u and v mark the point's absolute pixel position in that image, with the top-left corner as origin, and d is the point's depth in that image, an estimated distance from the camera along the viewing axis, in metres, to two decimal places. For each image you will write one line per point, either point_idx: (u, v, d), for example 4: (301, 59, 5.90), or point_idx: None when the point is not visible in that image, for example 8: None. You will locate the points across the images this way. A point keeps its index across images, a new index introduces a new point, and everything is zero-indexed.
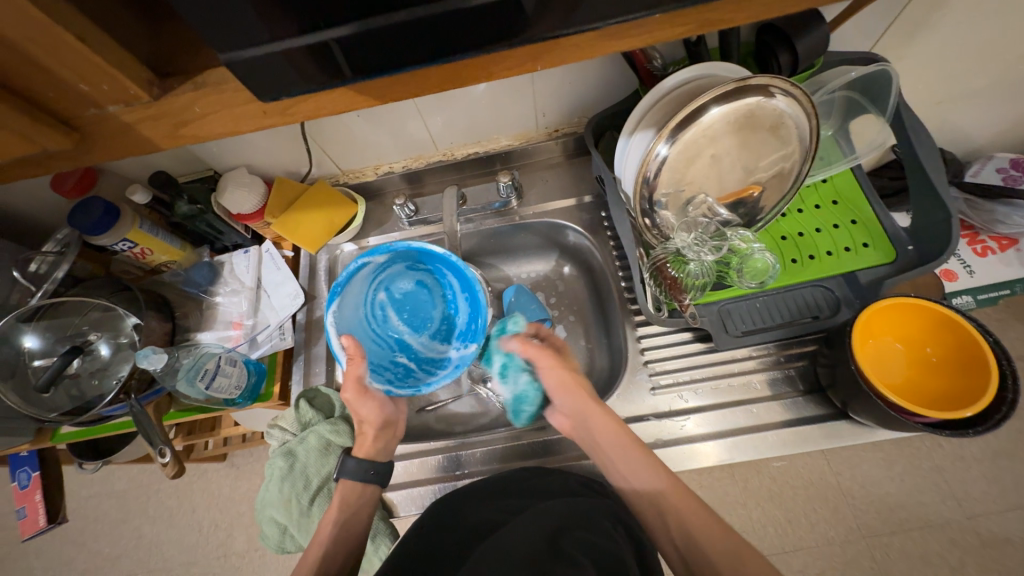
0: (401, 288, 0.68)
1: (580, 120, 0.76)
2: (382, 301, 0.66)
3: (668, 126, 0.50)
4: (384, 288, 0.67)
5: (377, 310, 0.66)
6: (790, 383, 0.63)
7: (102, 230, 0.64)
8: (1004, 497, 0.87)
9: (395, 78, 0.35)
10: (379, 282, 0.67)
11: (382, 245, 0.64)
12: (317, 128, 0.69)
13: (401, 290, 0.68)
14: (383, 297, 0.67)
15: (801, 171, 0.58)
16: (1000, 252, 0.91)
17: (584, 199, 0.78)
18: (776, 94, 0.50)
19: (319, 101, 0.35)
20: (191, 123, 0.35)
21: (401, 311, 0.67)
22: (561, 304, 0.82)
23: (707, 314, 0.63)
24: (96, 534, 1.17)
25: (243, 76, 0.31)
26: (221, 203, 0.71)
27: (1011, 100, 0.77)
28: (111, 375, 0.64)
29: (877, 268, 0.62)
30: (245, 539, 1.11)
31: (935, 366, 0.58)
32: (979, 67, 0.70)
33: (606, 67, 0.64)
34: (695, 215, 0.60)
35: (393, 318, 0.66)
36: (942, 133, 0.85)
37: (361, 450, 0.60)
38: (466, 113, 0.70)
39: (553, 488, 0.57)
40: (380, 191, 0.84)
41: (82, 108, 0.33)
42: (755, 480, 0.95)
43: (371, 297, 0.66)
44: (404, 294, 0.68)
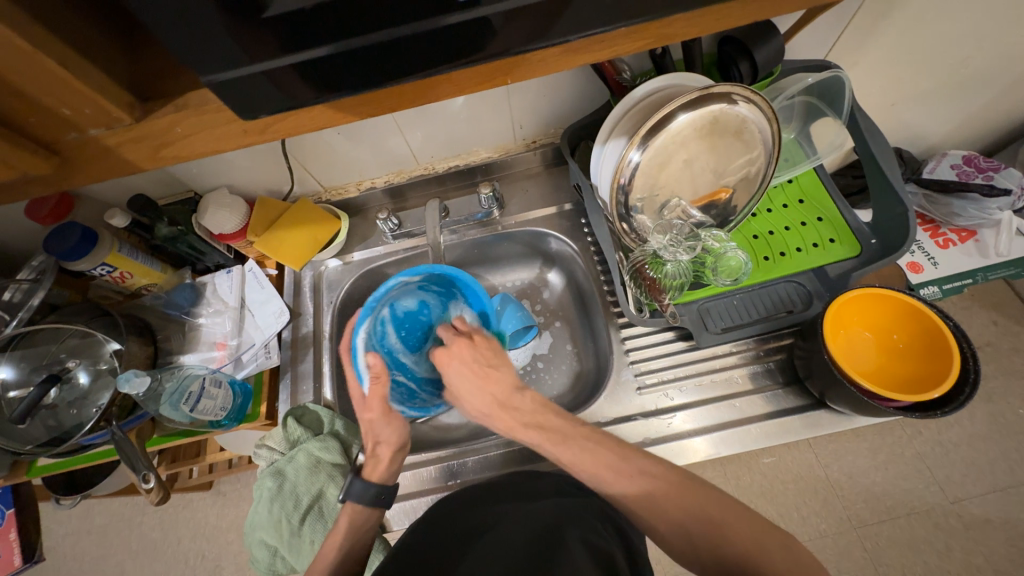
0: (405, 305, 0.68)
1: (557, 131, 0.78)
2: (385, 319, 0.66)
3: (639, 133, 0.52)
4: (389, 305, 0.67)
5: (383, 328, 0.65)
6: (770, 376, 0.65)
7: (80, 255, 0.63)
8: (983, 479, 0.91)
9: (374, 95, 0.36)
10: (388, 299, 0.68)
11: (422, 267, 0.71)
12: (298, 146, 0.69)
13: (404, 307, 0.68)
14: (387, 314, 0.67)
15: (766, 173, 0.61)
16: (960, 243, 0.95)
17: (563, 207, 0.80)
18: (738, 101, 0.52)
19: (301, 117, 0.36)
20: (172, 144, 0.36)
21: (401, 329, 0.67)
22: (547, 311, 0.84)
23: (687, 313, 0.65)
24: (76, 573, 1.12)
25: (225, 96, 0.32)
26: (202, 224, 0.71)
27: (957, 100, 0.83)
28: (91, 403, 0.62)
29: (843, 262, 0.65)
30: (234, 568, 1.08)
31: (903, 352, 0.61)
32: (924, 71, 0.74)
33: (578, 80, 0.67)
34: (670, 218, 0.62)
35: (392, 336, 0.66)
36: (898, 133, 0.90)
37: (373, 475, 0.59)
38: (444, 127, 0.72)
39: (545, 491, 0.58)
40: (363, 207, 0.85)
41: (64, 131, 0.34)
42: (746, 476, 0.96)
43: (380, 316, 0.66)
44: (406, 312, 0.67)
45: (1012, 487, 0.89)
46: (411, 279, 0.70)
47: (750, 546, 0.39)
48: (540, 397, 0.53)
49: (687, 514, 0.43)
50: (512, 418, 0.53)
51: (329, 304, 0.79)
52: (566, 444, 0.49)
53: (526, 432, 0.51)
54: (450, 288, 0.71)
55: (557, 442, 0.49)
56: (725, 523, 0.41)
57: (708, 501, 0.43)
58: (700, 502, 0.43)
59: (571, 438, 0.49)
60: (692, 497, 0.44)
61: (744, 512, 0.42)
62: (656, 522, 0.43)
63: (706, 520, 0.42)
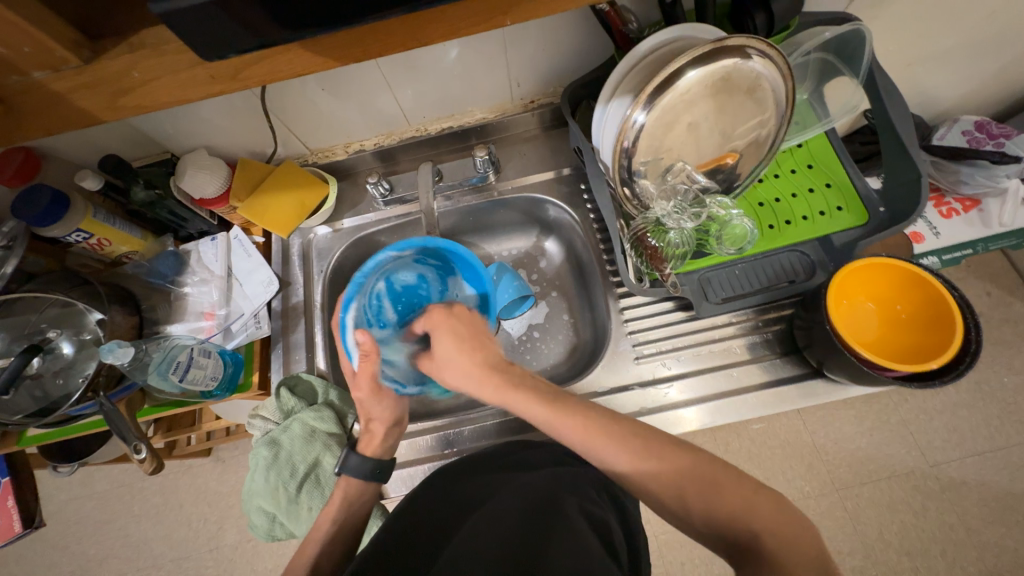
0: (403, 280, 0.66)
1: (556, 90, 0.74)
2: (380, 293, 0.65)
3: (645, 91, 0.49)
4: (385, 278, 0.65)
5: (378, 301, 0.64)
6: (768, 347, 0.65)
7: (53, 220, 0.60)
8: (964, 444, 0.93)
9: (354, 38, 0.32)
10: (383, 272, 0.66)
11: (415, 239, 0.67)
12: (279, 104, 0.65)
13: (402, 281, 0.66)
14: (382, 288, 0.65)
15: (776, 136, 0.58)
16: (964, 213, 0.93)
17: (562, 172, 0.77)
18: (753, 55, 0.49)
19: (275, 61, 0.33)
20: (132, 92, 0.33)
21: (397, 303, 0.65)
22: (543, 280, 0.82)
23: (688, 283, 0.64)
24: (80, 536, 1.14)
25: (186, 34, 0.28)
26: (180, 188, 0.67)
27: (976, 61, 0.79)
28: (77, 373, 0.61)
29: (849, 231, 0.63)
30: (237, 531, 1.10)
31: (905, 323, 0.61)
32: (948, 26, 0.70)
33: (580, 31, 0.62)
34: (674, 183, 0.60)
35: (388, 310, 0.64)
36: (912, 96, 0.86)
37: (368, 449, 0.60)
38: (436, 84, 0.67)
39: (539, 461, 0.58)
40: (352, 171, 0.80)
41: (4, 74, 0.30)
42: (735, 442, 0.98)
43: (374, 288, 0.64)
44: (404, 286, 0.66)
45: (989, 452, 0.92)
46: (405, 252, 0.67)
47: (740, 507, 0.39)
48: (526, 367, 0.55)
49: (674, 476, 0.42)
50: (495, 383, 0.52)
51: (319, 274, 0.76)
52: (553, 403, 0.49)
53: (511, 392, 0.51)
54: (449, 263, 0.69)
55: (548, 405, 0.49)
56: (716, 482, 0.41)
57: (700, 464, 0.43)
58: (690, 462, 0.43)
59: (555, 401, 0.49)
60: (677, 457, 0.44)
61: (737, 476, 0.42)
62: (647, 484, 0.43)
63: (697, 478, 0.42)
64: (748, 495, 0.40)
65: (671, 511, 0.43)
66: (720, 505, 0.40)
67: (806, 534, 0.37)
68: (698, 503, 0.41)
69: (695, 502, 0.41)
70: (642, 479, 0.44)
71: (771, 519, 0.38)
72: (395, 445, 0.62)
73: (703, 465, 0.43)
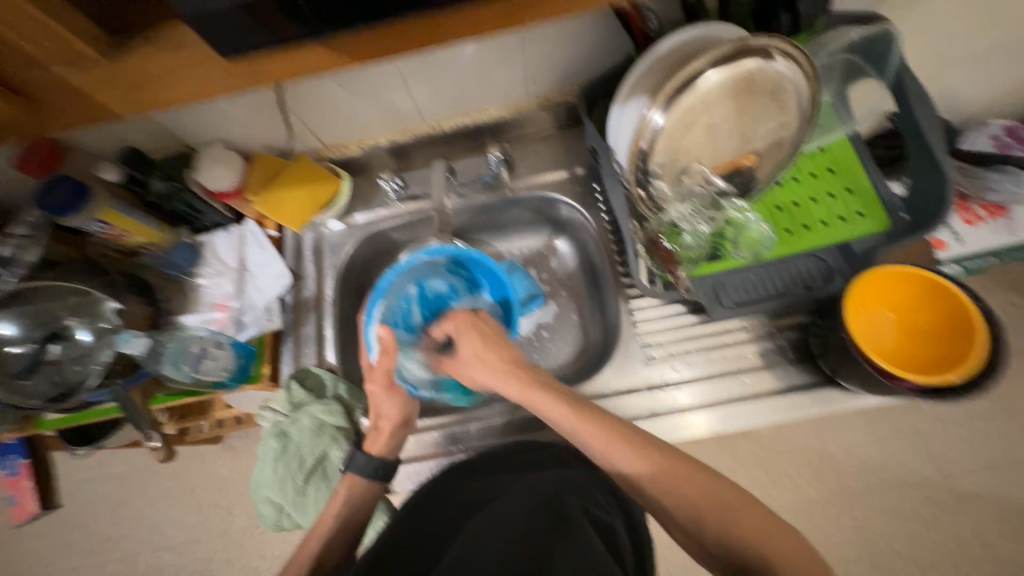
0: (433, 288, 0.72)
1: (572, 88, 0.73)
2: (410, 296, 0.70)
3: (663, 91, 0.48)
4: (417, 283, 0.70)
5: (406, 303, 0.69)
6: (782, 354, 0.63)
7: (74, 211, 0.61)
8: (980, 457, 0.91)
9: (374, 37, 0.32)
10: (415, 276, 0.71)
11: (447, 247, 0.69)
12: (297, 99, 0.65)
13: (434, 288, 0.72)
14: (412, 290, 0.70)
15: (798, 138, 0.57)
16: (991, 221, 0.89)
17: (576, 171, 0.76)
18: (775, 56, 0.47)
19: (294, 60, 0.33)
20: (152, 86, 0.33)
21: (423, 308, 0.72)
22: (554, 280, 0.82)
23: (701, 287, 0.62)
24: (95, 516, 1.17)
25: (207, 30, 0.29)
26: (197, 180, 0.68)
27: (1009, 63, 0.76)
28: (93, 361, 0.62)
29: (870, 237, 0.61)
30: (245, 517, 1.12)
31: (925, 333, 0.59)
32: (980, 27, 0.68)
33: (597, 27, 0.61)
34: (690, 185, 0.59)
35: (414, 313, 0.70)
36: (941, 99, 0.83)
37: (374, 447, 0.60)
38: (451, 81, 0.67)
39: (546, 463, 0.58)
40: (366, 166, 0.81)
41: (28, 69, 0.31)
42: (744, 447, 0.97)
43: (405, 291, 0.69)
44: (434, 294, 0.72)
45: (1007, 466, 0.89)
46: (438, 261, 0.71)
47: (757, 529, 0.39)
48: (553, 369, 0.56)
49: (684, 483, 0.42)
50: (519, 384, 0.54)
51: (331, 268, 0.76)
52: (575, 408, 0.49)
53: (537, 393, 0.52)
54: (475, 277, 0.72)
55: (572, 409, 0.49)
56: (729, 501, 0.41)
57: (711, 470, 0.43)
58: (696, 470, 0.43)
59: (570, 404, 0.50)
60: (692, 475, 0.43)
61: (751, 499, 0.41)
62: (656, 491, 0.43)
63: (711, 497, 0.42)
64: (762, 515, 0.40)
65: (681, 527, 0.42)
66: (736, 526, 0.40)
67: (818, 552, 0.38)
68: (715, 523, 0.40)
69: (711, 520, 0.41)
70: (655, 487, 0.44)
71: (786, 538, 0.38)
72: (400, 445, 0.61)
73: (715, 479, 0.43)
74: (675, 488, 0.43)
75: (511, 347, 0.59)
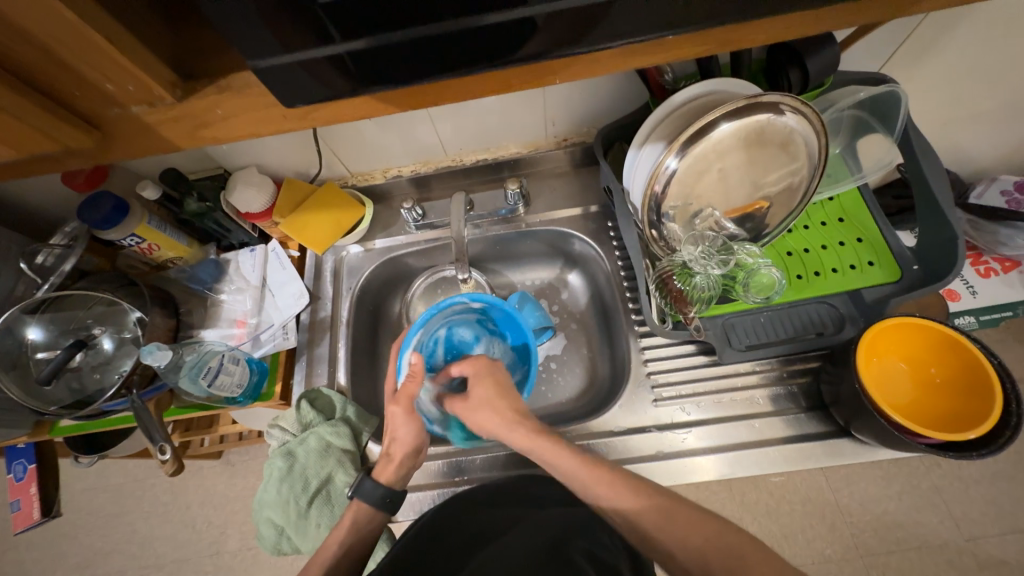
0: (462, 334, 0.70)
1: (589, 130, 0.76)
2: (439, 337, 0.70)
3: (678, 140, 0.50)
4: (448, 326, 0.70)
5: (436, 344, 0.69)
6: (792, 400, 0.63)
7: (113, 225, 0.64)
8: (1002, 519, 0.87)
9: (417, 89, 0.35)
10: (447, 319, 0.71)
11: (485, 295, 0.70)
12: (330, 132, 0.70)
13: (461, 335, 0.70)
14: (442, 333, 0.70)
15: (808, 187, 0.59)
16: (1004, 274, 0.90)
17: (590, 209, 0.79)
18: (786, 112, 0.50)
19: (341, 106, 0.36)
20: (211, 125, 0.36)
21: (448, 352, 0.69)
22: (564, 313, 0.83)
23: (712, 327, 0.63)
24: (89, 528, 1.16)
25: (270, 81, 0.32)
26: (229, 202, 0.72)
27: (1015, 124, 0.78)
28: (113, 369, 0.64)
29: (881, 287, 0.62)
30: (239, 538, 1.10)
31: (940, 387, 0.58)
32: (984, 90, 0.70)
33: (617, 77, 0.65)
34: (702, 228, 0.61)
35: (439, 355, 0.69)
36: (949, 153, 0.86)
37: (383, 474, 0.59)
38: (476, 120, 0.71)
39: (551, 500, 0.57)
40: (388, 195, 0.84)
41: (106, 106, 0.34)
42: (753, 494, 0.94)
43: (436, 331, 0.69)
44: (461, 341, 0.70)
45: None
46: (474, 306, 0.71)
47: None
48: None
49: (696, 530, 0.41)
50: (525, 430, 0.54)
51: (348, 291, 0.79)
52: (586, 453, 0.50)
53: (542, 440, 0.53)
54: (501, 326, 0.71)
55: (580, 453, 0.51)
56: (744, 554, 0.40)
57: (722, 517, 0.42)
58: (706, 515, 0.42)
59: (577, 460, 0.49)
60: (702, 522, 0.43)
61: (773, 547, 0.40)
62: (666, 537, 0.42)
63: (728, 547, 0.41)
64: (782, 562, 0.39)
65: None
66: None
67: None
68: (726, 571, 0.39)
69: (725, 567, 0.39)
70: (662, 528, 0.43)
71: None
72: (409, 473, 0.61)
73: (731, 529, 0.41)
74: (685, 535, 0.42)
75: (516, 394, 0.59)
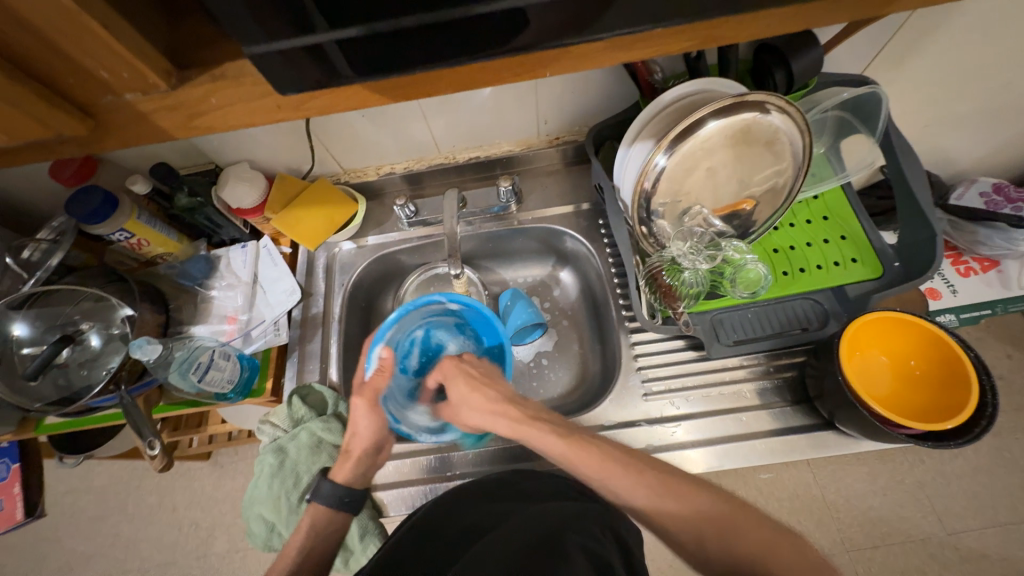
0: (439, 338, 0.69)
1: (581, 129, 0.77)
2: (415, 338, 0.68)
3: (667, 137, 0.51)
4: (426, 328, 0.69)
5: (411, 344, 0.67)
6: (779, 393, 0.64)
7: (101, 220, 0.63)
8: (982, 514, 0.89)
9: (408, 79, 0.36)
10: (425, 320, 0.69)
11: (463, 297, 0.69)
12: (323, 127, 0.70)
13: (438, 339, 0.69)
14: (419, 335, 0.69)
15: (793, 187, 0.60)
16: (982, 273, 0.93)
17: (581, 207, 0.79)
18: (771, 111, 0.51)
19: (334, 96, 0.36)
20: (205, 114, 0.36)
21: (423, 354, 0.68)
22: (555, 309, 0.84)
23: (701, 323, 0.64)
24: (72, 531, 1.14)
25: (265, 68, 0.32)
26: (220, 197, 0.71)
27: (993, 126, 0.81)
28: (100, 366, 0.63)
29: (864, 283, 0.64)
30: (227, 540, 1.09)
31: (919, 379, 0.60)
32: (963, 93, 0.73)
33: (607, 77, 0.66)
34: (691, 225, 0.62)
35: (413, 358, 0.67)
36: (930, 156, 0.88)
37: (339, 474, 0.58)
38: (468, 117, 0.71)
39: (543, 495, 0.58)
40: (381, 192, 0.84)
41: (100, 93, 0.34)
42: (742, 491, 0.95)
43: (413, 331, 0.68)
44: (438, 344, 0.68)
45: (1011, 523, 0.88)
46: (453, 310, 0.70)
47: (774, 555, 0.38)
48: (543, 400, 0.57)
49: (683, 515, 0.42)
50: (513, 418, 0.54)
51: (341, 287, 0.79)
52: (571, 440, 0.50)
53: (528, 428, 0.53)
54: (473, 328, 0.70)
55: (563, 439, 0.50)
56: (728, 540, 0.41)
57: (706, 503, 0.43)
58: (694, 502, 0.43)
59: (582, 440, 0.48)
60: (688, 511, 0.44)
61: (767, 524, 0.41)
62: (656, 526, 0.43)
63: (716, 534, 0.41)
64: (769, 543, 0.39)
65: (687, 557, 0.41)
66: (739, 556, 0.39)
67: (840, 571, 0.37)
68: (717, 544, 0.40)
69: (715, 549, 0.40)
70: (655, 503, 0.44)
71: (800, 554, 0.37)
72: (368, 473, 0.59)
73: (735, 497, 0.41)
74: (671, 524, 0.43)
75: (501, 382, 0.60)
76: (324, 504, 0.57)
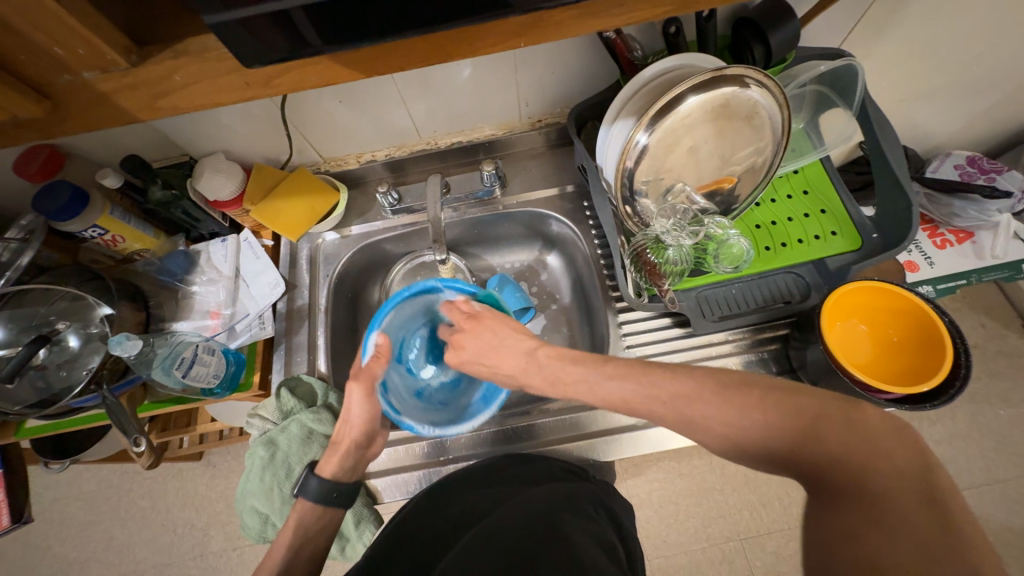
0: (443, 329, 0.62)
1: (563, 110, 0.77)
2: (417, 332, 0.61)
3: (647, 114, 0.51)
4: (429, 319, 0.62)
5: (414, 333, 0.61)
6: (763, 365, 0.66)
7: (71, 215, 0.61)
8: (961, 476, 0.93)
9: (380, 51, 0.35)
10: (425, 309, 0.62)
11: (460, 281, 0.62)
12: (298, 114, 0.68)
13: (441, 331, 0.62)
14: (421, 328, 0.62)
15: (772, 163, 0.61)
16: (958, 244, 0.95)
17: (566, 189, 0.79)
18: (750, 85, 0.52)
19: (307, 71, 0.36)
20: (169, 94, 0.35)
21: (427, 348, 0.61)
22: (543, 293, 0.84)
23: (686, 300, 0.65)
24: (63, 537, 1.12)
25: (231, 40, 0.31)
26: (197, 189, 0.69)
27: (967, 99, 0.82)
28: (80, 366, 0.61)
29: (843, 255, 0.65)
30: (223, 538, 1.09)
31: (896, 346, 0.62)
32: (937, 67, 0.74)
33: (587, 56, 0.65)
34: (674, 203, 0.62)
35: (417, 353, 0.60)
36: (906, 130, 0.89)
37: (327, 467, 0.58)
38: (447, 100, 0.70)
39: (537, 476, 0.58)
40: (363, 180, 0.83)
41: (56, 73, 0.33)
42: (732, 466, 0.99)
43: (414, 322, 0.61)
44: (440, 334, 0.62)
45: (987, 484, 0.92)
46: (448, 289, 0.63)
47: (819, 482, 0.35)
48: (557, 353, 0.52)
49: None
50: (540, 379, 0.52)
51: (326, 278, 0.78)
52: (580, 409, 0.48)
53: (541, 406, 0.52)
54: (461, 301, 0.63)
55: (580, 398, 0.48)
56: None
57: None
58: None
59: (591, 393, 0.48)
60: None
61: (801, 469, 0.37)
62: None
63: None
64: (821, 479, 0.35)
65: None
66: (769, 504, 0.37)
67: (902, 458, 0.33)
68: None
69: None
70: (683, 427, 0.42)
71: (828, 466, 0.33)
72: (357, 465, 0.60)
73: (751, 426, 0.38)
74: None
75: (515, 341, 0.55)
76: (315, 497, 0.56)
